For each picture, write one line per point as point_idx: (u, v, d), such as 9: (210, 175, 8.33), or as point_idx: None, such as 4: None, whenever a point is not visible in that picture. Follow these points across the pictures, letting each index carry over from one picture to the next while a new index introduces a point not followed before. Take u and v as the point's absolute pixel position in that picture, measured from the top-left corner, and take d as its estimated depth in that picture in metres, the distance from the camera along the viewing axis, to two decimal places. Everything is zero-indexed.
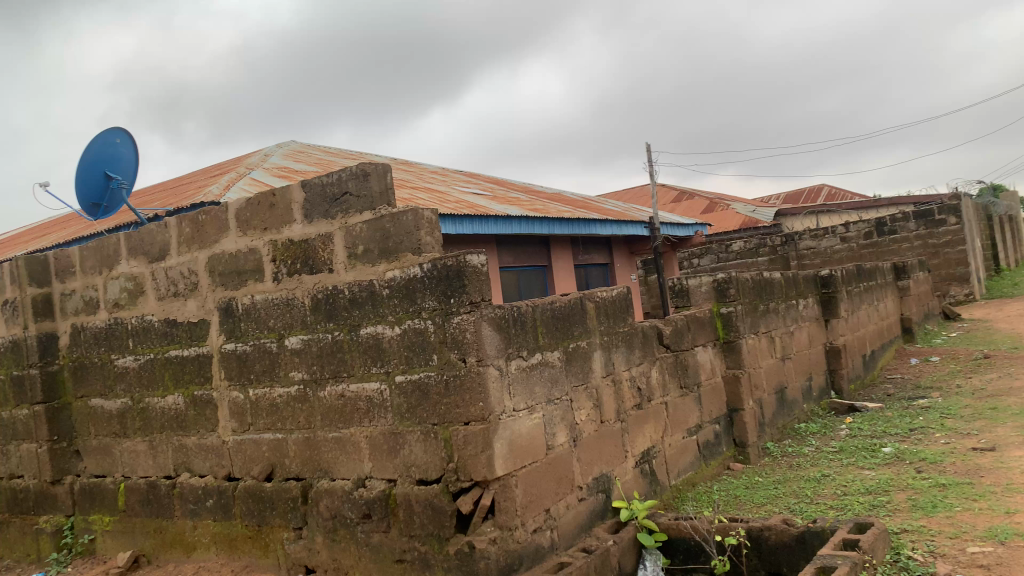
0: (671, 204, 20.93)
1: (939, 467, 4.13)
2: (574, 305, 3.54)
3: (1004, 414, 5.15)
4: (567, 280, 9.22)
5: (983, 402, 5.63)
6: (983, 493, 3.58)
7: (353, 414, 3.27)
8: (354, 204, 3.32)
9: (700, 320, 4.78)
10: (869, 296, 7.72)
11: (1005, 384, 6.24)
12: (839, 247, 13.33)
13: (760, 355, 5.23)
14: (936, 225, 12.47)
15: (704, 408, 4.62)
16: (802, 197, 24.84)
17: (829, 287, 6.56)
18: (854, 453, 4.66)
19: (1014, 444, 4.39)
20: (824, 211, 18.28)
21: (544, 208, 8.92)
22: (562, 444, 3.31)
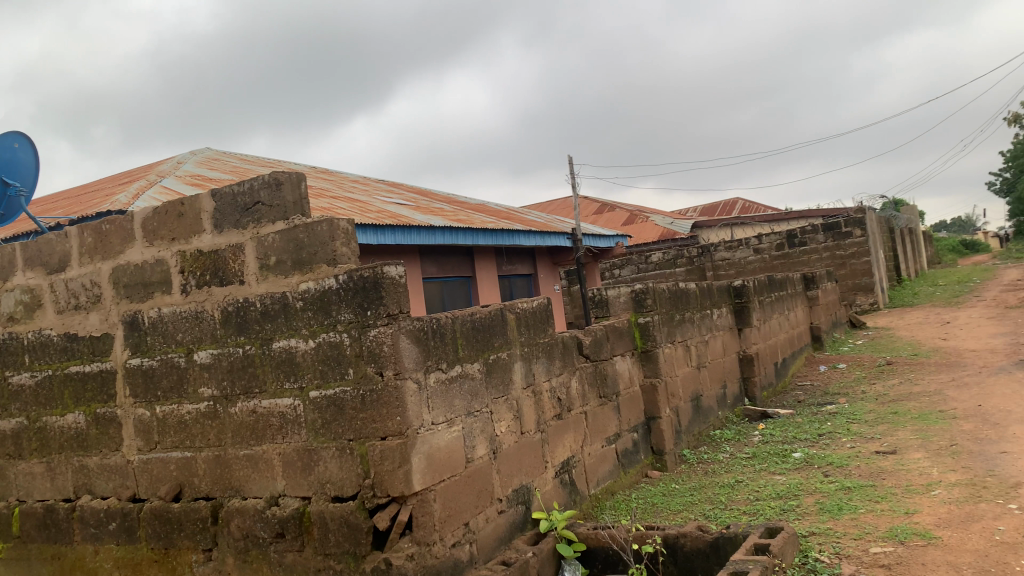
0: (593, 215, 21.23)
1: (844, 471, 4.29)
2: (495, 316, 3.54)
3: (905, 418, 5.39)
4: (490, 291, 9.20)
5: (886, 407, 5.88)
6: (885, 495, 3.74)
7: (266, 430, 3.18)
8: (266, 214, 3.24)
9: (619, 329, 4.85)
10: (780, 305, 7.98)
11: (906, 389, 6.54)
12: (752, 258, 13.78)
13: (677, 363, 5.34)
14: (842, 238, 12.99)
15: (623, 417, 4.67)
16: (718, 210, 25.57)
17: (742, 297, 6.77)
18: (766, 458, 4.80)
19: (914, 447, 4.60)
20: (739, 223, 18.87)
21: (467, 219, 8.90)
22: (481, 457, 3.28)
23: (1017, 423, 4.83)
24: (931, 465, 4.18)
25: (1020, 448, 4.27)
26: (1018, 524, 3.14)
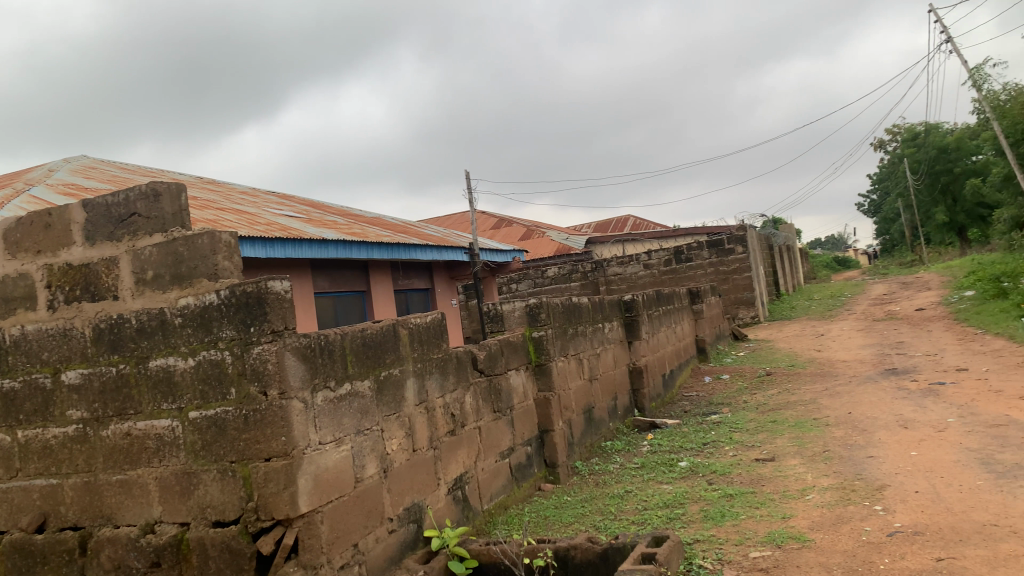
0: (491, 230, 21.37)
1: (727, 478, 4.46)
2: (386, 332, 3.49)
3: (782, 426, 5.65)
4: (385, 305, 9.08)
5: (765, 416, 6.16)
6: (764, 501, 3.90)
7: (141, 453, 3.01)
8: (143, 226, 3.09)
9: (513, 344, 4.87)
10: (668, 319, 8.24)
11: (783, 399, 6.88)
12: (642, 274, 14.23)
13: (569, 377, 5.41)
14: (726, 254, 13.56)
15: (516, 431, 4.69)
16: (611, 226, 26.23)
17: (631, 311, 6.96)
18: (654, 468, 4.93)
19: (790, 454, 4.83)
20: (630, 239, 19.42)
21: (362, 232, 8.77)
22: (371, 476, 3.22)
23: (881, 429, 5.15)
24: (805, 471, 4.39)
25: (884, 453, 4.55)
26: (883, 524, 3.34)
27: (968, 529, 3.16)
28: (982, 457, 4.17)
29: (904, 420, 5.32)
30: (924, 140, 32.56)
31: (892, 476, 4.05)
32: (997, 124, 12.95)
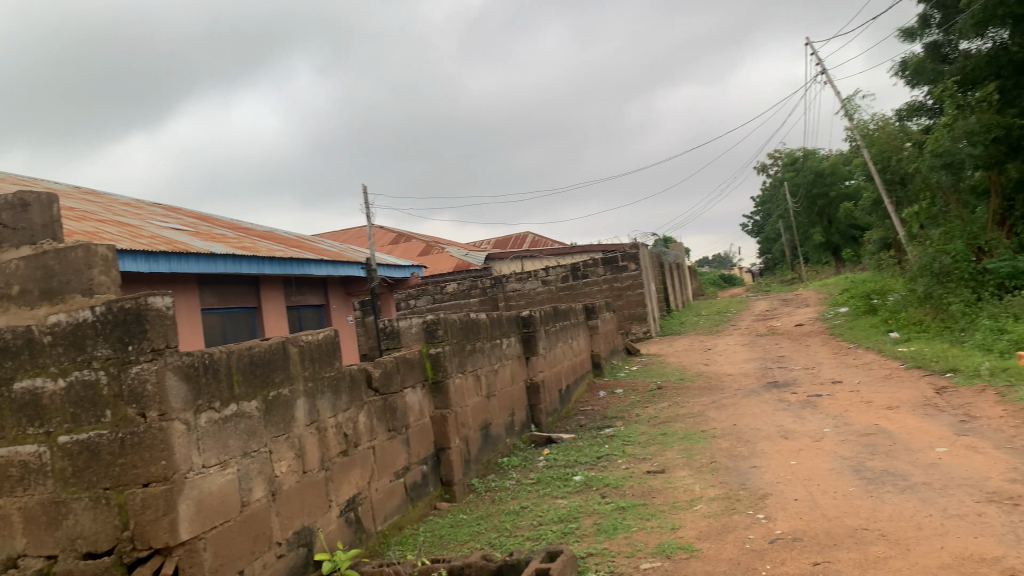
0: (388, 245, 21.15)
1: (620, 491, 4.54)
2: (275, 350, 3.39)
3: (673, 439, 5.82)
4: (277, 322, 8.82)
5: (656, 429, 6.33)
6: (655, 512, 4.00)
7: (2, 482, 2.81)
8: (8, 238, 2.91)
9: (409, 361, 4.82)
10: (564, 334, 8.35)
11: (674, 412, 7.09)
12: (540, 290, 14.41)
13: (467, 394, 5.41)
14: (620, 271, 13.90)
15: (411, 450, 4.63)
16: (509, 243, 26.45)
17: (529, 326, 7.03)
18: (549, 483, 4.97)
19: (679, 465, 4.98)
20: (528, 256, 19.65)
21: (253, 246, 8.51)
22: (259, 499, 3.11)
23: (763, 440, 5.39)
24: (693, 482, 4.53)
25: (766, 462, 4.76)
26: (765, 531, 3.49)
27: (842, 533, 3.33)
28: (854, 465, 4.42)
29: (785, 431, 5.58)
30: (803, 165, 34.47)
31: (774, 485, 4.23)
32: (867, 151, 13.91)
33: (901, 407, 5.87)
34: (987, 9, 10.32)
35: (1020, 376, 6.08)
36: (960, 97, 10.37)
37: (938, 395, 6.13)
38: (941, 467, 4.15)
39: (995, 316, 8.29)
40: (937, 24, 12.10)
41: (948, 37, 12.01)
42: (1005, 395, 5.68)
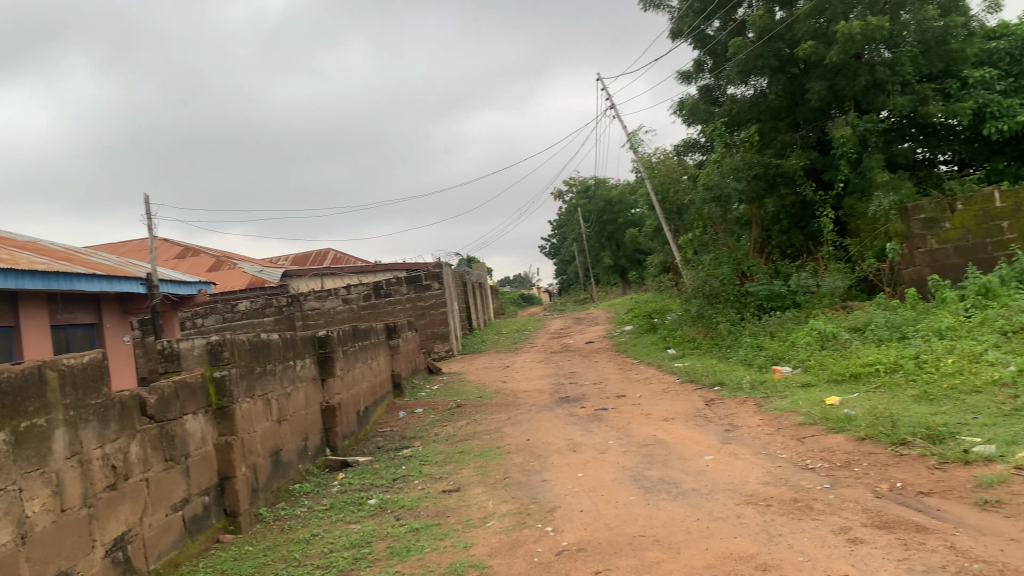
0: (175, 259, 19.75)
1: (414, 512, 4.52)
2: (29, 375, 3.04)
3: (469, 456, 5.90)
4: (39, 343, 7.93)
5: (453, 447, 6.38)
6: (448, 532, 4.02)
7: None
8: None
9: (190, 386, 4.51)
10: (363, 355, 8.21)
11: (471, 429, 7.18)
12: (341, 308, 14.12)
13: (255, 418, 5.15)
14: (423, 290, 13.95)
15: (191, 480, 4.31)
16: (308, 260, 25.66)
17: (326, 347, 6.85)
18: (343, 508, 4.84)
19: (474, 483, 5.05)
20: (328, 273, 19.17)
21: (12, 258, 7.62)
22: (4, 544, 2.75)
23: (554, 454, 5.59)
24: (487, 499, 4.61)
25: (556, 476, 4.94)
26: (552, 544, 3.62)
27: (622, 541, 3.53)
28: (634, 475, 4.71)
29: (574, 445, 5.84)
30: (594, 192, 36.59)
31: (562, 498, 4.41)
32: (649, 182, 15.03)
33: (676, 419, 6.34)
34: (749, 59, 11.52)
35: (775, 388, 6.81)
36: (727, 137, 11.55)
37: (707, 407, 6.70)
38: (708, 473, 4.53)
39: (755, 334, 9.23)
40: (709, 70, 13.39)
41: (717, 82, 13.34)
42: (762, 405, 6.34)
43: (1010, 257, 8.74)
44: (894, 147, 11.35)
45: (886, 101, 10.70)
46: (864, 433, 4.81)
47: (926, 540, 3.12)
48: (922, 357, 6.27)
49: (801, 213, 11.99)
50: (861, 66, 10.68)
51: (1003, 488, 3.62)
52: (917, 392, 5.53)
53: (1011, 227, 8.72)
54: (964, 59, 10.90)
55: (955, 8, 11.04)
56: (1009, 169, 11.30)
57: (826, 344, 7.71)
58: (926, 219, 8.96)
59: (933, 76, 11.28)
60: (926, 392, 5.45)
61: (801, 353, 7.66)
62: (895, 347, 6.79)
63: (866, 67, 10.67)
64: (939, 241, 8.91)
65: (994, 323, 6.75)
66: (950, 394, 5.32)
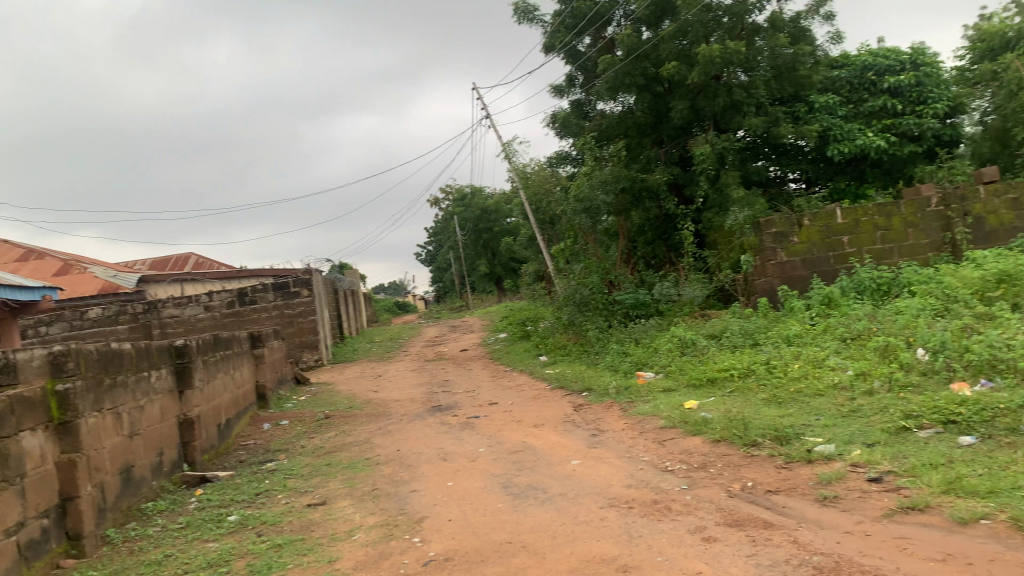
0: (15, 262, 18.23)
1: (277, 528, 4.37)
2: None
3: (336, 468, 5.76)
4: None
5: (320, 459, 6.21)
6: (312, 547, 3.91)
7: None
8: None
9: (28, 400, 4.15)
10: (225, 365, 7.87)
11: (340, 441, 7.02)
12: (202, 316, 13.50)
13: (104, 434, 4.82)
14: (291, 297, 13.59)
15: (28, 502, 3.97)
16: (168, 264, 24.36)
17: (183, 357, 6.52)
18: (200, 526, 4.61)
19: (341, 495, 4.94)
20: (189, 279, 18.26)
21: None
22: None
23: (424, 464, 5.55)
24: (353, 511, 4.51)
25: (424, 486, 4.91)
26: (419, 555, 3.59)
27: (489, 548, 3.55)
28: (503, 482, 4.74)
29: (444, 453, 5.82)
30: (469, 201, 36.78)
31: (430, 507, 4.38)
32: (523, 192, 15.28)
33: (545, 425, 6.45)
34: (617, 76, 11.94)
35: (638, 393, 7.06)
36: (597, 151, 11.93)
37: (576, 413, 6.86)
38: (574, 478, 4.63)
39: (621, 341, 9.54)
40: (580, 85, 13.78)
41: (588, 97, 13.64)
42: (627, 410, 6.56)
43: (848, 270, 9.47)
44: (749, 165, 12.04)
45: (742, 121, 11.33)
46: (719, 435, 5.07)
47: (773, 536, 3.32)
48: (772, 362, 6.68)
49: (664, 225, 12.50)
50: (720, 87, 11.29)
51: (840, 484, 3.91)
52: (766, 395, 5.89)
53: (850, 242, 9.46)
54: (810, 85, 11.75)
55: (803, 37, 11.88)
56: (850, 188, 12.23)
57: (686, 350, 8.08)
58: (777, 233, 9.55)
59: (784, 100, 12.08)
60: (775, 395, 5.81)
61: (663, 359, 7.99)
62: (748, 353, 7.20)
63: (724, 88, 11.29)
64: (787, 254, 9.54)
65: (835, 331, 7.28)
66: (795, 397, 5.70)
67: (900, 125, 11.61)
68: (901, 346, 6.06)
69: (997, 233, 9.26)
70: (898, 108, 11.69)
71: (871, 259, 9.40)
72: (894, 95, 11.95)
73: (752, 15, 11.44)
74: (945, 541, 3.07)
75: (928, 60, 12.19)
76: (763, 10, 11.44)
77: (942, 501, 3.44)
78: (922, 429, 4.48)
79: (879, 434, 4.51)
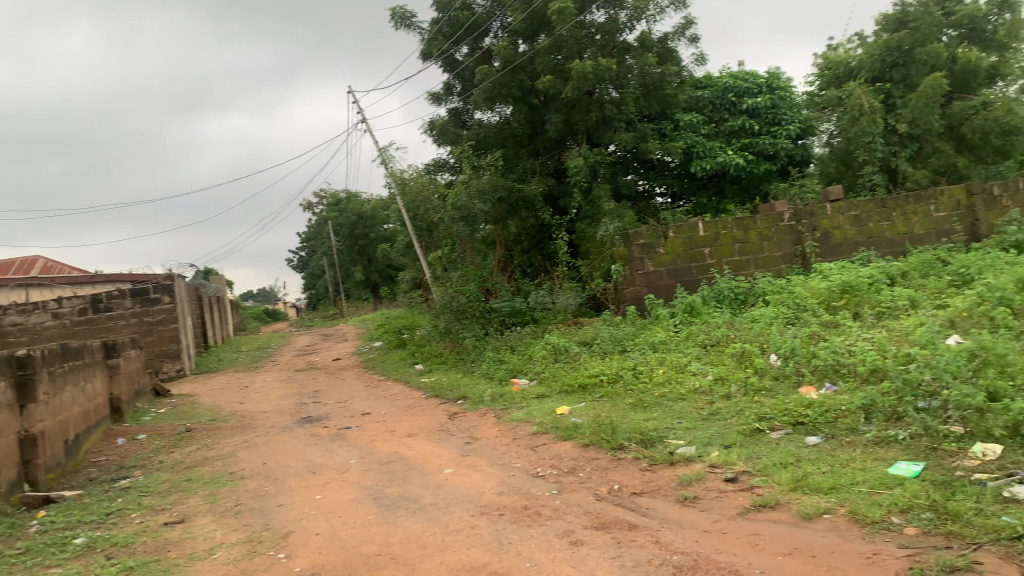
0: None
1: (129, 549, 4.11)
2: None
3: (196, 484, 5.49)
4: None
5: (180, 475, 5.90)
6: (167, 568, 3.70)
7: None
8: None
9: None
10: (74, 376, 7.33)
11: (201, 455, 6.70)
12: (49, 324, 12.57)
13: None
14: (150, 304, 12.86)
15: None
16: (10, 268, 22.53)
17: (25, 369, 6.03)
18: (41, 551, 4.26)
19: (201, 512, 4.71)
20: (35, 284, 16.94)
21: None
22: None
23: (291, 477, 5.38)
24: (214, 529, 4.31)
25: (292, 500, 4.76)
26: (284, 571, 3.47)
27: (358, 561, 3.48)
28: (374, 493, 4.67)
29: (313, 466, 5.67)
30: (345, 206, 36.12)
31: (297, 522, 4.25)
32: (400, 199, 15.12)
33: (418, 434, 6.41)
34: (493, 87, 12.03)
35: (512, 400, 7.14)
36: (474, 160, 11.93)
37: (449, 421, 6.84)
38: (446, 487, 4.62)
39: (497, 348, 9.61)
40: (457, 93, 13.84)
41: (466, 106, 13.69)
42: (501, 417, 6.62)
43: (709, 280, 9.95)
44: (620, 178, 12.45)
45: (613, 136, 11.71)
46: (588, 440, 5.20)
47: (636, 537, 3.43)
48: (638, 368, 6.93)
49: (540, 235, 12.82)
50: (592, 103, 11.61)
51: (699, 485, 4.09)
52: (633, 399, 6.09)
53: (711, 253, 9.94)
54: (676, 103, 12.31)
55: (670, 57, 12.42)
56: (711, 203, 12.91)
57: (559, 357, 8.24)
58: (644, 244, 9.85)
59: (652, 117, 12.56)
60: (641, 400, 6.03)
61: (537, 366, 8.11)
62: (617, 360, 7.44)
63: (596, 104, 11.62)
64: (655, 263, 9.89)
65: (697, 337, 7.64)
66: (660, 401, 5.93)
67: (758, 144, 12.35)
68: (756, 352, 6.43)
69: (841, 247, 10.01)
70: (756, 128, 12.45)
71: (730, 270, 9.92)
72: (751, 116, 12.70)
73: (622, 34, 11.88)
74: (793, 536, 3.27)
75: (782, 84, 13.07)
76: (633, 30, 11.89)
77: (790, 498, 3.67)
78: (774, 430, 4.77)
79: (735, 435, 4.77)
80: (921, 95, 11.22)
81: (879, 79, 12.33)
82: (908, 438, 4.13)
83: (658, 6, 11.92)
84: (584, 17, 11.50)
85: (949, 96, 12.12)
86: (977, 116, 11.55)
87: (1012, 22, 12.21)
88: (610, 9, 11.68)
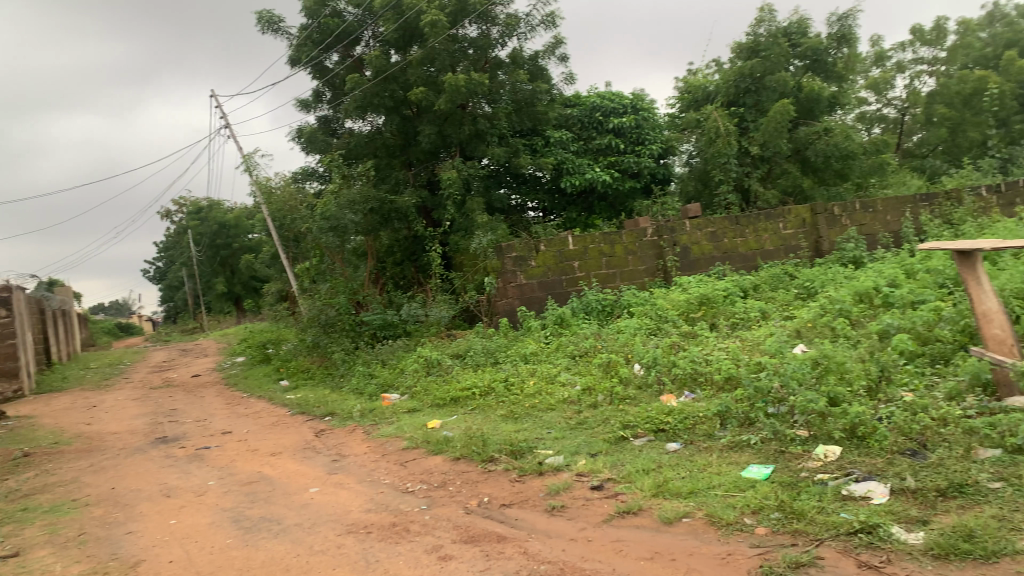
0: None
1: None
2: None
3: (33, 514, 5.05)
4: None
5: (14, 505, 5.40)
6: None
7: None
8: None
9: None
10: None
11: (40, 481, 6.17)
12: None
13: None
14: None
15: None
16: None
17: None
18: None
19: (39, 544, 4.33)
20: None
21: None
22: None
23: (143, 502, 5.05)
24: (53, 561, 3.98)
25: (143, 526, 4.47)
26: None
27: None
28: (234, 516, 4.45)
29: (167, 489, 5.35)
30: (205, 214, 34.43)
31: (148, 550, 3.99)
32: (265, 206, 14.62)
33: (282, 452, 6.18)
34: (365, 97, 11.87)
35: (382, 415, 7.03)
36: (345, 169, 11.68)
37: (316, 438, 6.64)
38: (311, 506, 4.48)
39: (367, 362, 9.44)
40: (327, 101, 13.55)
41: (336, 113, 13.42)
42: (370, 433, 6.49)
43: (578, 292, 10.19)
44: (492, 192, 12.53)
45: (486, 150, 11.82)
46: (459, 453, 5.18)
47: (504, 549, 3.45)
48: (509, 380, 6.99)
49: (412, 247, 12.76)
50: (465, 116, 11.67)
51: (566, 494, 4.16)
52: (504, 411, 6.13)
53: (580, 266, 10.20)
54: (547, 120, 12.59)
55: (540, 75, 12.69)
56: (580, 218, 13.25)
57: (431, 370, 8.19)
58: (516, 257, 9.97)
59: (523, 132, 12.78)
60: (512, 411, 6.08)
61: (409, 380, 8.02)
62: (488, 372, 7.48)
63: (469, 117, 11.69)
64: (526, 276, 10.03)
65: (566, 349, 7.80)
66: (530, 412, 6.00)
67: (623, 162, 12.82)
68: (621, 362, 6.63)
69: (699, 262, 10.53)
70: (621, 147, 12.93)
71: (598, 283, 10.21)
72: (617, 135, 13.18)
73: (495, 49, 12.05)
74: (654, 540, 3.38)
75: (645, 106, 13.63)
76: (505, 47, 12.08)
77: (651, 504, 3.80)
78: (636, 438, 4.92)
79: (601, 443, 4.89)
80: (771, 120, 11.97)
81: (734, 103, 13.09)
82: (759, 442, 4.38)
83: (529, 24, 12.16)
84: (457, 31, 11.58)
85: (796, 122, 13.01)
86: (820, 141, 12.46)
87: (849, 56, 13.17)
88: (482, 24, 11.80)
